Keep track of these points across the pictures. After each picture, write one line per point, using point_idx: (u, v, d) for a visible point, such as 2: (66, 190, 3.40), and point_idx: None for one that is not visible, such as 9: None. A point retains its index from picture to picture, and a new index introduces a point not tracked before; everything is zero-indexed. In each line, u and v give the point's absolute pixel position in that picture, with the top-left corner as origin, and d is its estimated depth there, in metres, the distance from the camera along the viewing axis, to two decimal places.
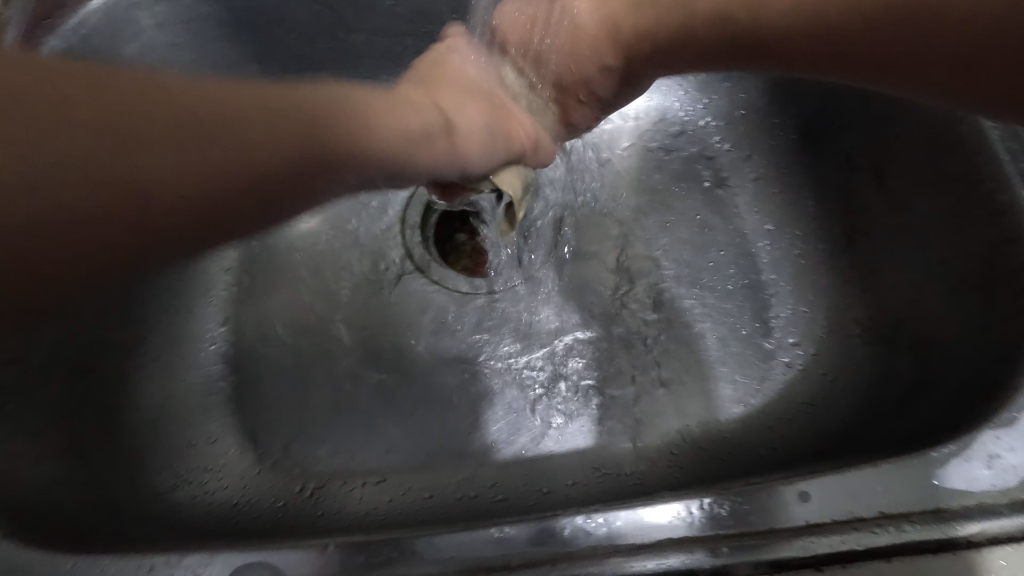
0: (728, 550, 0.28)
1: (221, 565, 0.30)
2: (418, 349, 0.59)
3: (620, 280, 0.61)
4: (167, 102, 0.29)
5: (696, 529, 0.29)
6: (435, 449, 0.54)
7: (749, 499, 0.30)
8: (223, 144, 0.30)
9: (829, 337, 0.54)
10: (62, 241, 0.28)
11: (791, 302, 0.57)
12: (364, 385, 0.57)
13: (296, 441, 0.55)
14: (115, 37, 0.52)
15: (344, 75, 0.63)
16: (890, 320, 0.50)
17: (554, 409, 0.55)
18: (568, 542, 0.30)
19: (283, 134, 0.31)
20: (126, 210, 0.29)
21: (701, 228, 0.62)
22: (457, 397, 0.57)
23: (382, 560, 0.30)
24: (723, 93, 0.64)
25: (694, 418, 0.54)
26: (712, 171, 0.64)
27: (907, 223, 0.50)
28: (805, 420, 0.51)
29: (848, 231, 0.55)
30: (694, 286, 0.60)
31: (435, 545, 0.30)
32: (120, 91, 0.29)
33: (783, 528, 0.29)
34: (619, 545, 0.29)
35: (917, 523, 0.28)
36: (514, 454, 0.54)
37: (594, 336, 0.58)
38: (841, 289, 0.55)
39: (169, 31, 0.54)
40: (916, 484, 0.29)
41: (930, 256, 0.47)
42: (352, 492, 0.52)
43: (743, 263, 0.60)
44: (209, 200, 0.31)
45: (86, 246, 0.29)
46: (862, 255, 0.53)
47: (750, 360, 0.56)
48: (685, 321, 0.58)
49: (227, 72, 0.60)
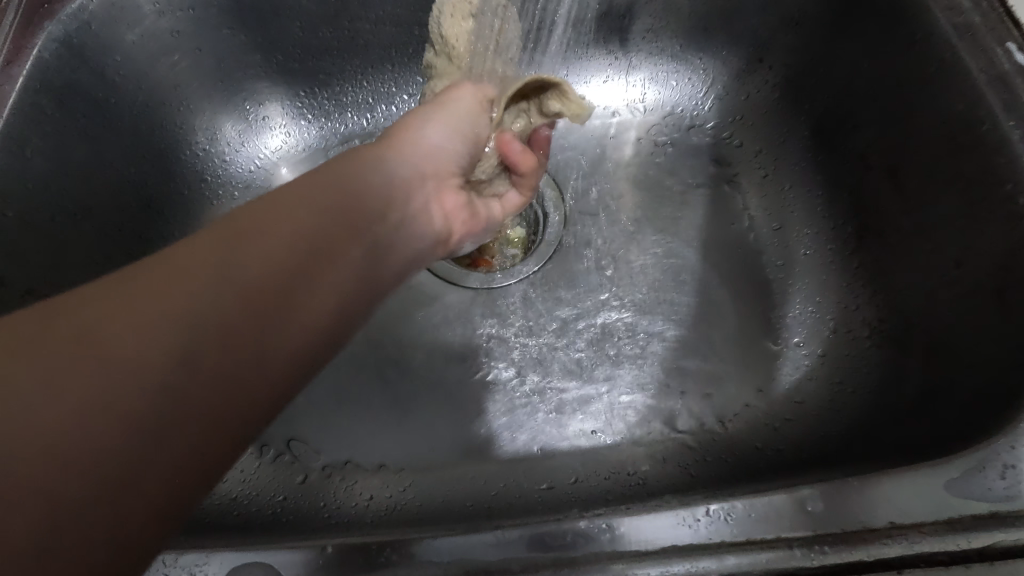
0: (735, 559, 0.28)
1: (219, 563, 0.29)
2: (420, 343, 0.58)
3: (626, 275, 0.60)
4: (236, 233, 0.29)
5: (701, 536, 0.29)
6: (436, 445, 0.54)
7: (756, 506, 0.29)
8: (291, 243, 0.30)
9: (836, 338, 0.53)
10: (139, 399, 0.24)
11: (798, 301, 0.56)
12: (365, 379, 0.57)
13: (298, 436, 0.54)
14: (116, 23, 0.51)
15: (348, 64, 0.62)
16: (900, 322, 0.49)
17: (556, 407, 0.55)
18: (570, 547, 0.29)
19: (321, 242, 0.31)
20: (219, 349, 0.26)
21: (708, 224, 0.61)
22: (460, 393, 0.56)
23: (380, 559, 0.29)
24: (734, 88, 0.63)
25: (698, 418, 0.54)
26: (720, 166, 0.63)
27: (920, 224, 0.48)
28: (811, 422, 0.51)
29: (860, 231, 0.54)
30: (698, 283, 0.59)
31: (436, 546, 0.30)
32: (192, 247, 0.28)
33: (791, 536, 0.28)
34: (621, 550, 0.29)
35: (928, 534, 0.28)
36: (517, 453, 0.53)
37: (598, 334, 0.58)
38: (850, 290, 0.54)
39: (171, 18, 0.54)
40: (928, 494, 0.28)
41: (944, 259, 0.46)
42: (353, 488, 0.52)
43: (751, 262, 0.59)
44: (306, 328, 0.30)
45: (194, 403, 0.25)
46: (873, 255, 0.53)
47: (756, 361, 0.55)
48: (691, 317, 0.58)
49: (230, 60, 0.59)
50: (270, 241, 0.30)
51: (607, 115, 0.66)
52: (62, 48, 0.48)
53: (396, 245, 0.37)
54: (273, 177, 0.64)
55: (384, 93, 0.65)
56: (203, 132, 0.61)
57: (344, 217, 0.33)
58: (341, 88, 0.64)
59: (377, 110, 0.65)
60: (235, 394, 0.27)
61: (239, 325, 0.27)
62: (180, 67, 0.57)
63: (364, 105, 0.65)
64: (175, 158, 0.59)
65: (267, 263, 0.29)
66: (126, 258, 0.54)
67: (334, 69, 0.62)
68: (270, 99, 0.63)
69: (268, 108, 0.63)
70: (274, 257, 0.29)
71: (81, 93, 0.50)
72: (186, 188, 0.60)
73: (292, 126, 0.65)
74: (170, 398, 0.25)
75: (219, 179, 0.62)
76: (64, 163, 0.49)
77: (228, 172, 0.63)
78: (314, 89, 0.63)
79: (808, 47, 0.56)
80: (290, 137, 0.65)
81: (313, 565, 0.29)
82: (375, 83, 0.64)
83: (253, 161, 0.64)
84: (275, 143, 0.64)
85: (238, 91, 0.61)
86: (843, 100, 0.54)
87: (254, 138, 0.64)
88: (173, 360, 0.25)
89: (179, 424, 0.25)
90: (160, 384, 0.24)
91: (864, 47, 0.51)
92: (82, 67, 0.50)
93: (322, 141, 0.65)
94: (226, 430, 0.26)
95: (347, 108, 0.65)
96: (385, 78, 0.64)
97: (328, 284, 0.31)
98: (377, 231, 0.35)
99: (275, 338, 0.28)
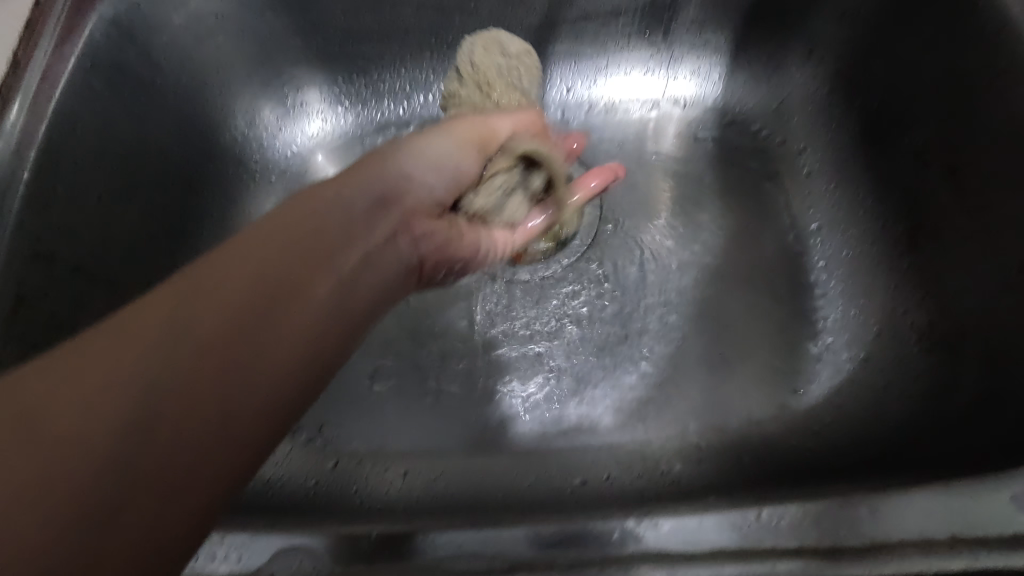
0: (786, 567, 0.27)
1: (263, 546, 0.29)
2: (452, 334, 0.58)
3: (662, 272, 0.59)
4: (182, 287, 0.28)
5: (751, 541, 0.28)
6: (467, 436, 0.54)
7: (810, 513, 0.28)
8: (240, 287, 0.29)
9: (881, 343, 0.52)
10: (94, 472, 0.23)
11: (840, 305, 0.55)
12: (397, 368, 0.57)
13: (330, 422, 0.55)
14: (163, 5, 0.51)
15: (387, 51, 0.62)
16: (951, 328, 0.47)
17: (588, 404, 0.54)
18: (616, 547, 0.28)
19: (284, 276, 0.31)
20: (182, 401, 0.26)
21: (749, 223, 0.60)
22: (491, 386, 0.56)
23: (421, 550, 0.29)
24: (778, 84, 0.62)
25: (733, 420, 0.53)
26: (763, 164, 0.62)
27: (978, 228, 0.47)
28: (852, 429, 0.49)
29: (910, 233, 0.52)
30: (736, 283, 0.58)
31: (478, 539, 0.29)
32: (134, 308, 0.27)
33: (846, 546, 0.27)
34: (667, 552, 0.28)
35: (993, 550, 0.26)
36: (548, 448, 0.53)
37: (632, 331, 0.57)
38: (896, 294, 0.52)
39: (216, 1, 0.54)
40: (993, 509, 0.27)
41: (1004, 265, 0.44)
42: (385, 476, 0.52)
43: (793, 262, 0.57)
44: (279, 369, 0.29)
45: (162, 465, 0.25)
46: (923, 259, 0.51)
47: (795, 365, 0.54)
48: (729, 317, 0.56)
49: (271, 45, 0.59)
50: (219, 286, 0.29)
51: (646, 109, 0.65)
52: (111, 29, 0.49)
53: (366, 278, 0.36)
54: (309, 164, 0.64)
55: (421, 81, 0.64)
56: (242, 117, 0.61)
57: (308, 247, 0.33)
58: (379, 75, 0.63)
59: (414, 99, 0.65)
60: (202, 454, 0.26)
61: (191, 377, 0.26)
62: (223, 51, 0.57)
63: (401, 93, 0.65)
64: (215, 142, 0.59)
65: (215, 310, 0.28)
66: (168, 239, 0.55)
67: (373, 56, 0.62)
68: (308, 85, 0.63)
69: (306, 94, 0.63)
70: (220, 302, 0.28)
71: (128, 74, 0.51)
72: (225, 172, 0.60)
73: (329, 113, 0.65)
74: (136, 456, 0.24)
75: (257, 164, 0.63)
76: (112, 142, 0.50)
77: (265, 157, 0.63)
78: (352, 76, 0.63)
79: (861, 41, 0.54)
80: (327, 123, 0.65)
81: (357, 553, 0.29)
82: (413, 71, 0.63)
83: (290, 147, 0.64)
84: (312, 130, 0.65)
85: (278, 77, 0.61)
86: (896, 98, 0.53)
87: (292, 124, 0.64)
88: (129, 418, 0.24)
89: (154, 474, 0.24)
90: (107, 455, 0.24)
91: (923, 42, 0.49)
92: (129, 48, 0.50)
93: (358, 128, 0.65)
94: (205, 486, 0.26)
95: (384, 96, 0.65)
96: (424, 66, 0.63)
97: (296, 322, 0.30)
98: (345, 261, 0.35)
99: (243, 375, 0.28)
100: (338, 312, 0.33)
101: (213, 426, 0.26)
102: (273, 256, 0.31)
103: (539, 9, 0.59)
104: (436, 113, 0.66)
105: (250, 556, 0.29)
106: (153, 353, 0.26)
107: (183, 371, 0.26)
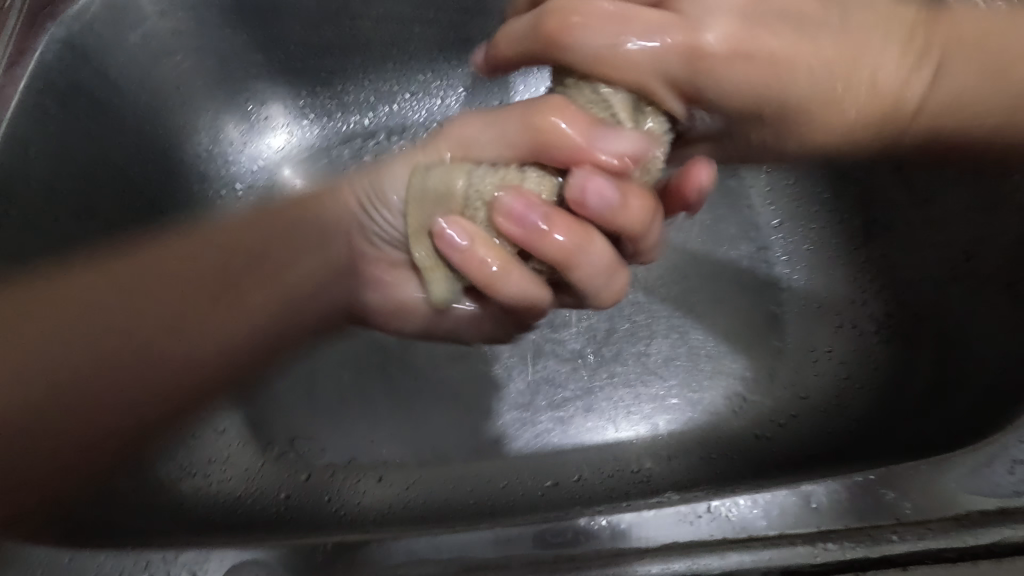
0: (737, 556, 0.27)
1: (217, 561, 0.29)
2: (423, 342, 0.58)
3: (631, 273, 0.59)
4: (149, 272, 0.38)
5: (703, 532, 0.28)
6: (438, 443, 0.54)
7: (759, 502, 0.29)
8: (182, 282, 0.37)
9: (843, 334, 0.53)
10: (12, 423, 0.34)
11: (803, 297, 0.56)
12: (371, 378, 0.57)
13: (301, 434, 0.54)
14: (118, 24, 0.51)
15: (349, 63, 0.62)
16: (909, 317, 0.49)
17: (559, 405, 0.55)
18: (571, 544, 0.29)
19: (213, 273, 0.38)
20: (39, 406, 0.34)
21: (714, 220, 0.61)
22: (463, 392, 0.56)
23: (377, 558, 0.29)
24: None
25: (703, 416, 0.53)
26: None
27: (929, 217, 0.48)
28: (818, 420, 0.50)
29: (866, 224, 0.53)
30: (702, 281, 0.58)
31: (434, 544, 0.29)
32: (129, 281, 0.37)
33: (795, 533, 0.28)
34: (623, 547, 0.28)
35: (936, 531, 0.27)
36: (520, 451, 0.53)
37: (602, 331, 0.57)
38: (856, 285, 0.53)
39: (173, 18, 0.54)
40: (935, 491, 0.28)
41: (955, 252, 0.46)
42: (357, 487, 0.52)
43: (758, 257, 0.58)
44: (163, 372, 0.36)
45: (74, 424, 0.35)
46: (880, 249, 0.52)
47: (760, 360, 0.55)
48: (696, 313, 0.57)
49: (232, 60, 0.59)
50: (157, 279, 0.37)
51: None
52: (65, 49, 0.48)
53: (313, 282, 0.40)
54: (275, 178, 0.64)
55: (386, 92, 0.65)
56: (205, 133, 0.61)
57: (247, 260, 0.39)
58: (343, 87, 0.64)
59: (379, 109, 0.65)
60: (87, 419, 0.35)
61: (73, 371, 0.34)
62: (182, 67, 0.57)
63: (366, 104, 0.65)
64: (178, 159, 0.59)
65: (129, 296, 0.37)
66: None
67: (335, 68, 0.62)
68: (271, 99, 0.63)
69: (270, 108, 0.64)
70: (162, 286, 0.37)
71: (84, 94, 0.51)
72: (190, 189, 0.60)
73: (294, 126, 0.65)
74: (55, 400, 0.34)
75: (222, 179, 0.63)
76: (68, 163, 0.50)
77: (230, 172, 0.63)
78: (316, 89, 0.63)
79: None
80: (292, 136, 0.65)
81: (312, 564, 0.29)
82: (377, 82, 0.64)
83: (256, 161, 0.64)
84: (277, 143, 0.65)
85: (240, 92, 0.62)
86: None
87: (257, 138, 0.64)
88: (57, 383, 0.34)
89: (66, 429, 0.35)
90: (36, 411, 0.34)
91: None
92: (84, 68, 0.50)
93: (324, 140, 0.65)
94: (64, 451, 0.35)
95: (349, 108, 0.65)
96: (388, 76, 0.64)
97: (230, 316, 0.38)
98: (286, 271, 0.39)
99: (116, 376, 0.35)
100: (291, 318, 0.40)
101: (181, 362, 0.37)
102: (239, 249, 0.39)
103: (498, 16, 0.60)
104: (402, 122, 0.66)
105: (205, 572, 0.29)
106: (60, 344, 0.34)
107: (144, 337, 0.36)
